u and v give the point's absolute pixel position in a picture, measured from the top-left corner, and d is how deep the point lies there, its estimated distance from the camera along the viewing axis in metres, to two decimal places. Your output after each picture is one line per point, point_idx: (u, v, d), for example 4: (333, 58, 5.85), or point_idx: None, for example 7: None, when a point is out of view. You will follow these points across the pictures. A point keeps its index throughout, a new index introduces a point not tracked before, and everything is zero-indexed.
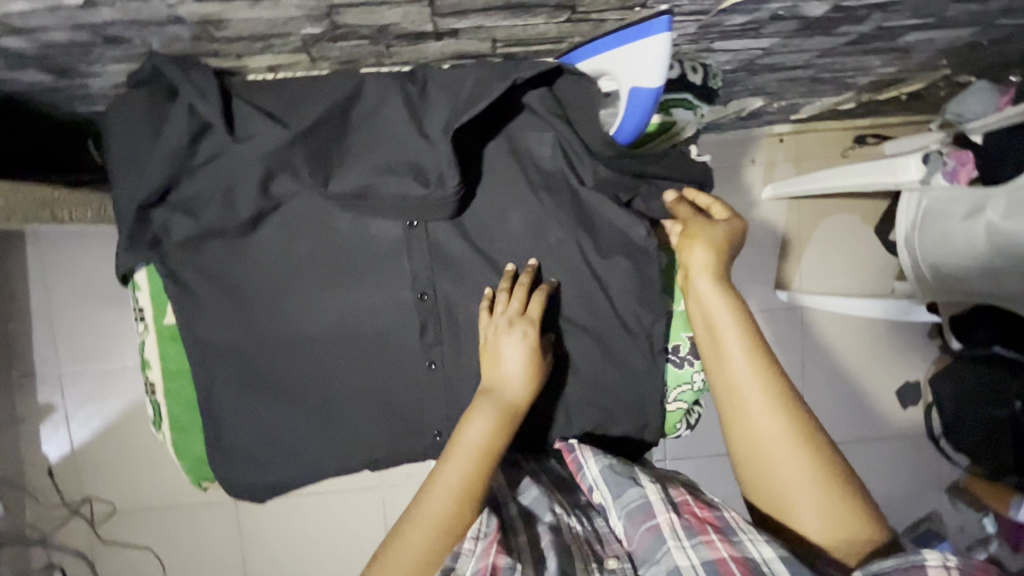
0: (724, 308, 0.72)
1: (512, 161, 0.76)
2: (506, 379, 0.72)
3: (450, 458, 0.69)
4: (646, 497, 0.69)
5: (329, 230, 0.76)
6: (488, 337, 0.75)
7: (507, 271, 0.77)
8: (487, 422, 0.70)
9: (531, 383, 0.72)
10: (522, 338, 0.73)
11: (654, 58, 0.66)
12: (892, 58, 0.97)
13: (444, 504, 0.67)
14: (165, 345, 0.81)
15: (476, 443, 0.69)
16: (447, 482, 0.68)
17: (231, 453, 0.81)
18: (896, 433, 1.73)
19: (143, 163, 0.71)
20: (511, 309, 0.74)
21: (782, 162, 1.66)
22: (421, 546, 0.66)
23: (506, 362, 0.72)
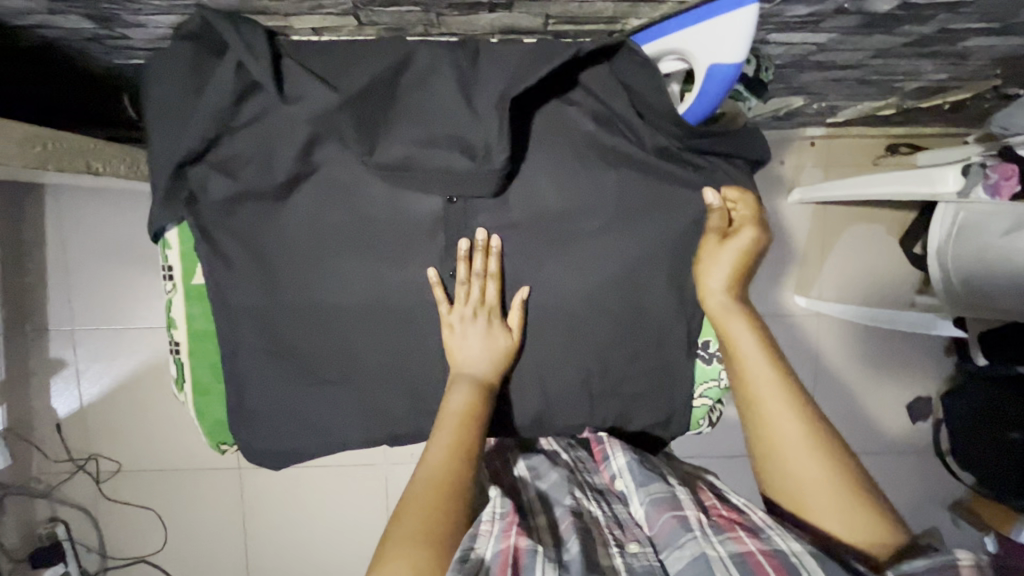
0: (744, 327, 0.72)
1: (555, 142, 0.74)
2: (474, 359, 0.75)
3: (440, 426, 0.70)
4: (673, 491, 0.70)
5: (364, 200, 0.75)
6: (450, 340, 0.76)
7: (461, 244, 0.75)
8: (467, 392, 0.73)
9: (500, 362, 0.76)
10: (485, 325, 0.76)
11: (737, 32, 0.64)
12: (946, 64, 0.94)
13: (440, 458, 0.67)
14: (193, 305, 0.79)
15: (456, 409, 0.71)
16: (439, 442, 0.68)
17: (252, 419, 0.80)
18: (901, 446, 1.74)
19: (185, 120, 0.69)
20: (465, 307, 0.76)
21: (811, 165, 1.64)
22: (423, 507, 0.62)
23: (471, 348, 0.75)
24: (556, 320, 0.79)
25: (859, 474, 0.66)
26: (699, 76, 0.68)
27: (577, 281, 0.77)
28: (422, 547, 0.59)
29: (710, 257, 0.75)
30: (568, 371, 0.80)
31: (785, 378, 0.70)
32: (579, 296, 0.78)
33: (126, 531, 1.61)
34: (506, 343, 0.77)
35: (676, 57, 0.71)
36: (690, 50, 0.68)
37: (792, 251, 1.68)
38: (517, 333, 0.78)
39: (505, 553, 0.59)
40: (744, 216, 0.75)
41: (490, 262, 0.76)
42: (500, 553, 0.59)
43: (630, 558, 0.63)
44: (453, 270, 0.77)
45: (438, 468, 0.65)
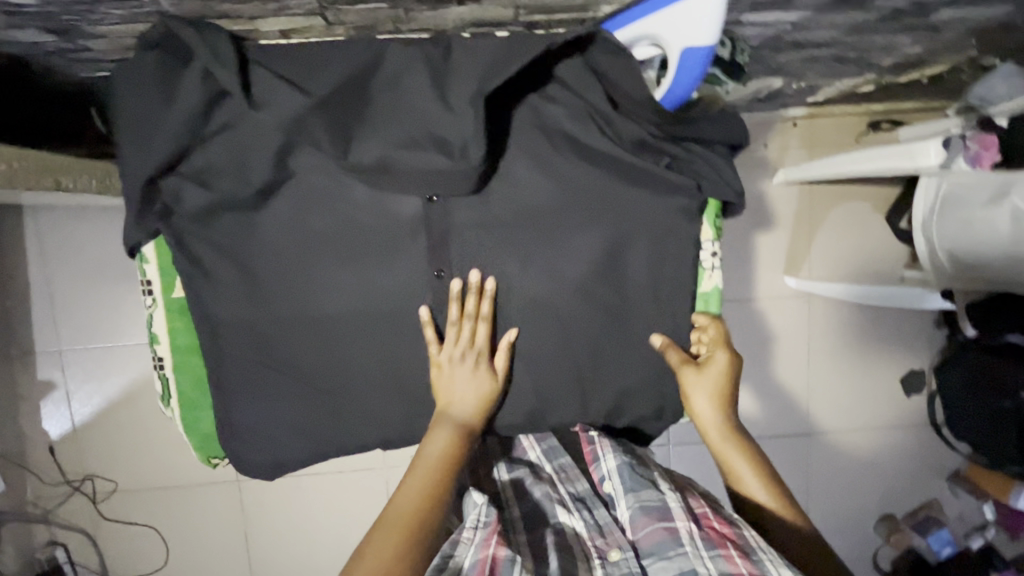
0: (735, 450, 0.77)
1: (534, 134, 0.73)
2: (460, 399, 0.76)
3: (414, 471, 0.73)
4: (665, 501, 0.71)
5: (343, 203, 0.73)
6: (439, 380, 0.77)
7: (454, 282, 0.75)
8: (446, 439, 0.75)
9: (483, 406, 0.77)
10: (472, 367, 0.76)
11: (706, 12, 0.63)
12: (922, 37, 0.94)
13: (409, 504, 0.70)
14: (175, 318, 0.78)
15: (434, 455, 0.74)
16: (410, 487, 0.72)
17: (243, 431, 0.79)
18: (896, 419, 1.76)
19: (154, 131, 0.68)
20: (453, 349, 0.76)
21: (795, 146, 1.64)
22: (385, 551, 0.65)
23: (459, 389, 0.76)
24: (544, 314, 0.78)
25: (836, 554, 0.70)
26: (672, 62, 0.67)
27: (564, 275, 0.77)
28: None
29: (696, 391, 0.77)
30: (560, 365, 0.80)
31: (778, 495, 0.74)
32: (568, 290, 0.77)
33: (127, 550, 1.59)
34: (491, 385, 0.77)
35: (648, 43, 0.70)
36: (661, 35, 0.67)
37: (780, 232, 1.68)
38: (501, 376, 0.78)
39: (483, 562, 0.63)
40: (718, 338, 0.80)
41: (483, 304, 0.76)
42: (478, 562, 0.63)
43: (612, 568, 0.66)
44: (440, 271, 0.76)
45: (401, 517, 0.69)
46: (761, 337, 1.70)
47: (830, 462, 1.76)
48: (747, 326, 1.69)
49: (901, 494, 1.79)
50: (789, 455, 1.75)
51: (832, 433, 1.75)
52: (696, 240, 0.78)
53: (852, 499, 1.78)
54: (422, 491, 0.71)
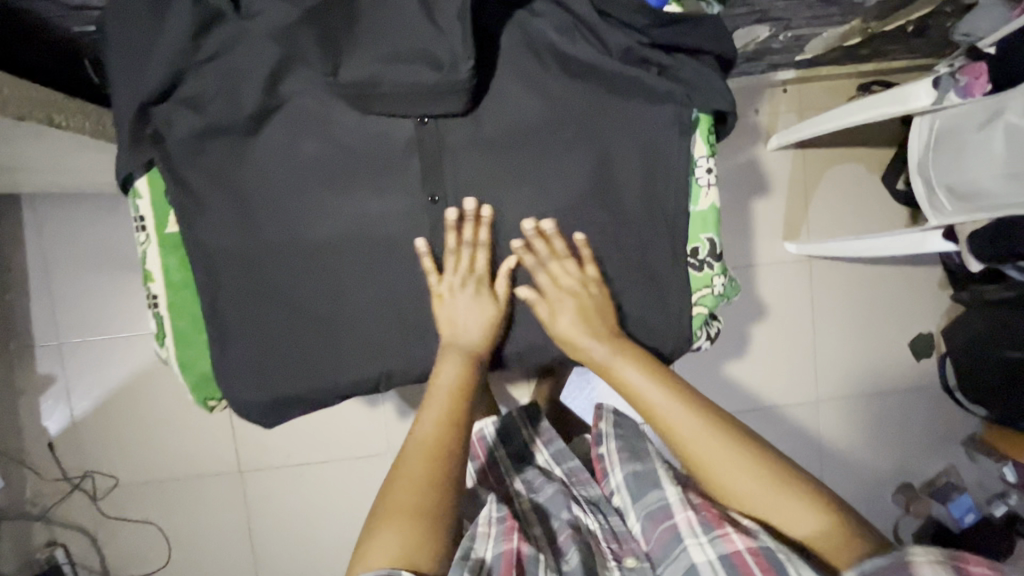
0: (628, 365, 0.76)
1: (524, 49, 0.73)
2: (463, 330, 0.77)
3: (431, 400, 0.77)
4: (666, 498, 0.79)
5: (334, 128, 0.74)
6: (440, 311, 0.77)
7: (450, 211, 0.75)
8: (456, 367, 0.77)
9: (489, 331, 0.79)
10: (473, 293, 0.77)
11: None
12: None
13: (434, 435, 0.75)
14: (168, 254, 0.77)
15: (449, 384, 0.77)
16: (430, 419, 0.76)
17: (239, 366, 0.77)
18: (907, 384, 1.73)
19: (145, 58, 0.68)
20: (453, 276, 0.77)
21: (786, 111, 1.66)
22: (415, 479, 0.71)
23: (462, 319, 0.77)
24: (541, 236, 0.77)
25: (783, 467, 0.72)
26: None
27: (558, 194, 0.76)
28: (414, 518, 0.68)
29: (565, 323, 0.77)
30: (558, 289, 0.78)
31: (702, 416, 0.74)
32: (563, 209, 0.77)
33: (128, 549, 1.56)
34: (494, 311, 0.78)
35: None
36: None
37: (777, 198, 1.68)
38: (503, 301, 0.79)
39: (508, 555, 0.70)
40: (568, 279, 0.77)
41: (481, 230, 0.76)
42: (503, 553, 0.70)
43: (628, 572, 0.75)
44: (433, 193, 0.76)
45: (430, 448, 0.74)
46: (764, 305, 1.68)
47: (844, 431, 1.73)
48: (748, 294, 1.68)
49: (918, 461, 1.75)
50: (801, 426, 1.71)
51: (843, 401, 1.72)
52: (689, 156, 0.77)
53: (870, 468, 1.74)
54: (439, 416, 0.76)
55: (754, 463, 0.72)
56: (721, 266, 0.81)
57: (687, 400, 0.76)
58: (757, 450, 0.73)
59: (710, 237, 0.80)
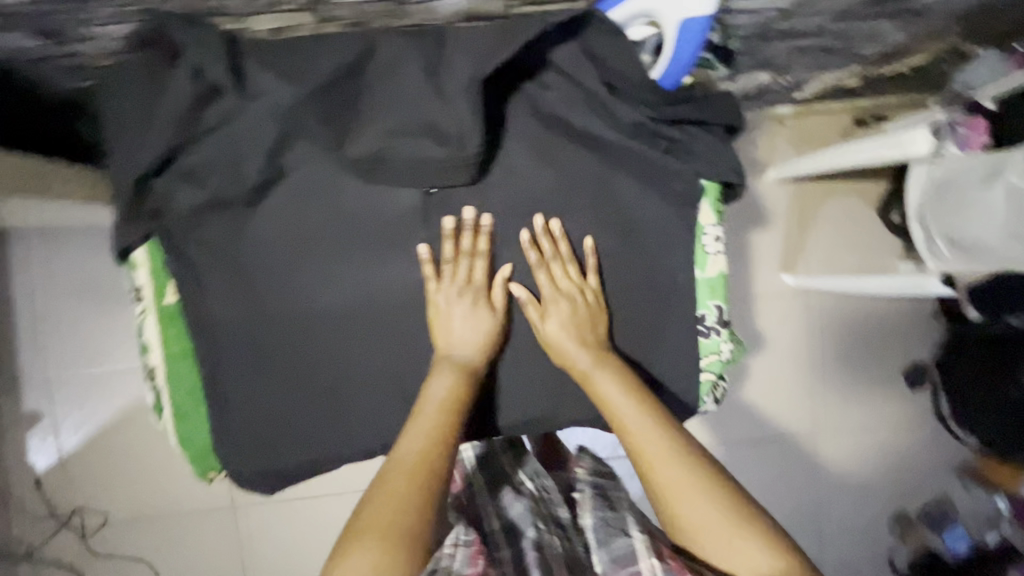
0: (608, 377, 0.70)
1: (533, 120, 0.72)
2: (460, 341, 0.72)
3: (419, 414, 0.68)
4: (633, 543, 0.68)
5: (338, 198, 0.72)
6: (437, 316, 0.73)
7: (445, 222, 0.73)
8: (450, 380, 0.70)
9: (486, 344, 0.74)
10: (470, 305, 0.73)
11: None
12: (904, 23, 0.95)
13: (419, 449, 0.65)
14: (167, 325, 0.74)
15: (439, 398, 0.69)
16: (416, 429, 0.67)
17: (239, 439, 0.76)
18: (902, 413, 1.75)
19: (145, 131, 0.67)
20: (447, 284, 0.73)
21: (783, 144, 1.67)
22: (392, 499, 0.61)
23: (458, 330, 0.72)
24: (548, 306, 0.76)
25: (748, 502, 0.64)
26: (670, 39, 0.66)
27: (565, 262, 0.75)
28: (381, 545, 0.57)
29: (553, 331, 0.72)
30: (565, 359, 0.77)
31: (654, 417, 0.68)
32: (570, 277, 0.75)
33: None
34: (493, 322, 0.74)
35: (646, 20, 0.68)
36: (658, 11, 0.65)
37: (774, 229, 1.69)
38: (501, 313, 0.75)
39: None
40: (566, 284, 0.74)
41: (480, 241, 0.73)
42: None
43: None
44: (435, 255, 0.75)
45: (414, 463, 0.63)
46: (762, 336, 1.69)
47: (841, 460, 1.73)
48: (746, 325, 1.68)
49: (914, 488, 1.75)
50: (798, 455, 1.71)
51: (839, 432, 1.73)
52: (695, 225, 0.76)
53: (866, 497, 1.74)
54: (428, 430, 0.66)
55: (710, 498, 0.63)
56: (728, 332, 0.80)
57: (643, 397, 0.70)
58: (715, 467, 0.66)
59: (718, 304, 0.80)
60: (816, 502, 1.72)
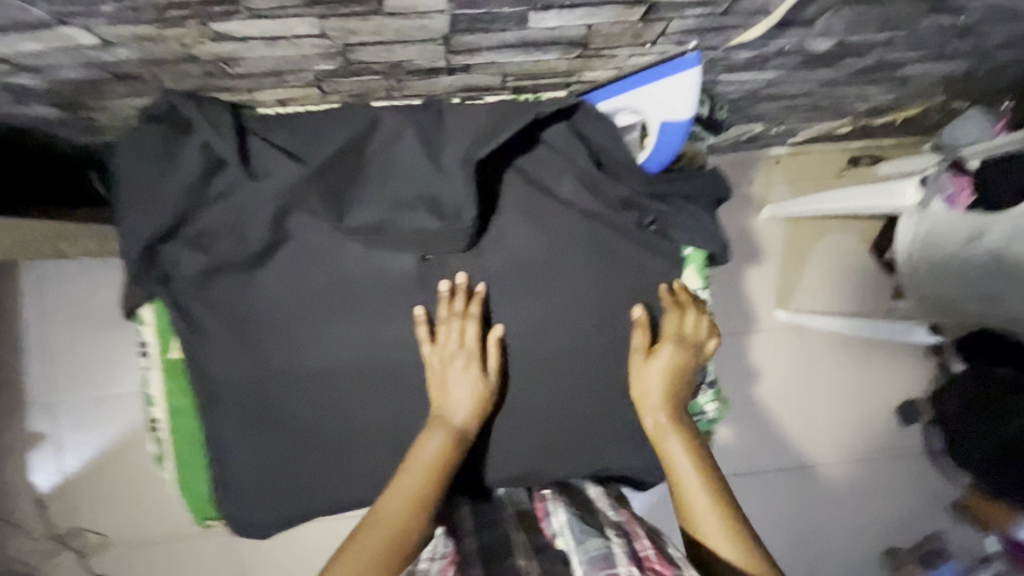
0: (677, 444, 0.70)
1: (526, 189, 0.75)
2: (453, 404, 0.73)
3: (404, 472, 0.69)
4: (609, 546, 0.64)
5: (336, 262, 0.75)
6: (439, 380, 0.74)
7: (441, 286, 0.75)
8: (441, 444, 0.70)
9: (480, 408, 0.74)
10: (464, 369, 0.74)
11: (687, 86, 0.70)
12: (891, 88, 0.98)
13: (397, 515, 0.65)
14: (171, 380, 0.78)
15: (425, 459, 0.69)
16: (402, 492, 0.67)
17: (238, 490, 0.78)
18: (895, 450, 1.75)
19: (155, 199, 0.70)
20: (453, 344, 0.74)
21: (778, 181, 1.68)
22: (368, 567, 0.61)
23: (452, 393, 0.73)
24: (538, 367, 0.79)
25: None
26: (654, 132, 0.74)
27: (556, 323, 0.78)
28: None
29: (641, 379, 0.75)
30: (556, 419, 0.79)
31: (710, 482, 0.67)
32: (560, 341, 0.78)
33: None
34: (482, 387, 0.74)
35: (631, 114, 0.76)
36: (645, 110, 0.74)
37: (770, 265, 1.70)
38: (493, 377, 0.75)
39: None
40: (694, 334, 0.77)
41: (472, 304, 0.75)
42: None
43: None
44: (432, 316, 0.77)
45: (392, 529, 0.64)
46: (755, 370, 1.70)
47: (833, 495, 1.74)
48: (740, 359, 1.70)
49: (906, 525, 1.75)
50: (791, 490, 1.72)
51: (832, 467, 1.73)
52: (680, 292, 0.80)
53: (859, 533, 1.74)
54: (408, 496, 0.66)
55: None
56: (711, 393, 0.83)
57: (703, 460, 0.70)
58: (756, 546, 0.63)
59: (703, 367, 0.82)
60: (809, 537, 1.72)
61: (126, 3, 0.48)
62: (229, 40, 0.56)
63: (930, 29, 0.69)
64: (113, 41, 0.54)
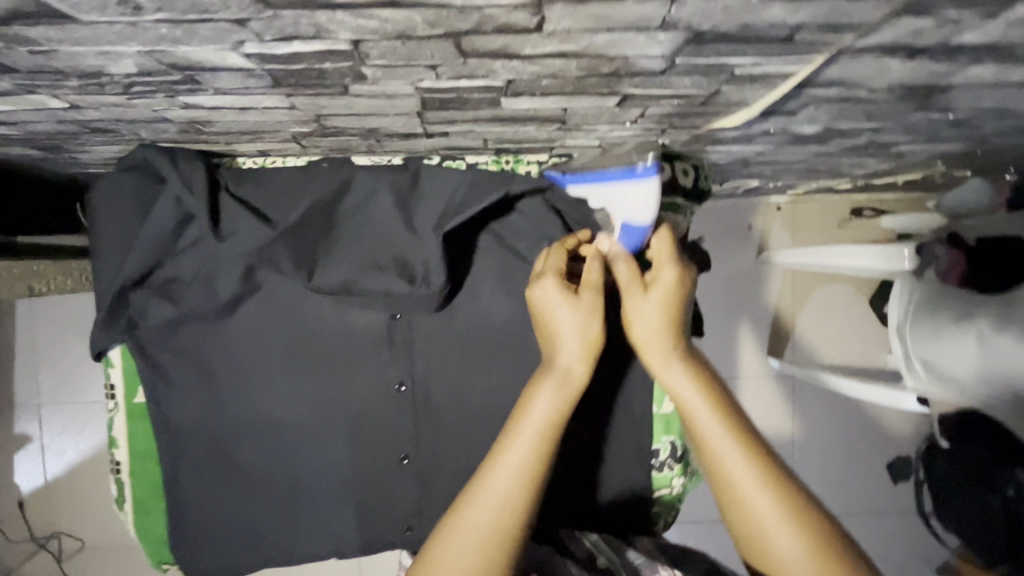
0: (687, 382, 0.60)
1: (501, 254, 0.75)
2: (564, 350, 0.60)
3: (487, 469, 0.58)
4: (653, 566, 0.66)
5: (303, 317, 0.75)
6: (543, 302, 0.61)
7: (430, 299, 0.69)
8: (555, 399, 0.58)
9: (592, 348, 0.60)
10: (575, 298, 0.60)
11: (647, 194, 0.63)
12: (888, 159, 0.96)
13: (508, 494, 0.56)
14: (135, 424, 0.78)
15: (538, 425, 0.58)
16: (509, 467, 0.57)
17: (197, 536, 0.78)
18: (885, 507, 1.71)
19: (128, 247, 0.70)
20: (560, 262, 0.63)
21: (778, 230, 1.59)
22: None
23: (562, 331, 0.60)
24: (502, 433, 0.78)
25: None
26: (614, 234, 0.67)
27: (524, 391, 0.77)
28: None
29: (635, 311, 0.61)
30: None
31: (760, 464, 0.58)
32: None
33: None
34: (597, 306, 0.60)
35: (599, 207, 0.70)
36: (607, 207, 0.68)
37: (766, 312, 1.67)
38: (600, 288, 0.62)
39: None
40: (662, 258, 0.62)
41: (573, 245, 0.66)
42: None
43: None
44: (401, 377, 0.76)
45: (502, 512, 0.56)
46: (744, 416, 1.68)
47: None
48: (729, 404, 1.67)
49: None
50: None
51: None
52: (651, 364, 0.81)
53: None
54: (519, 478, 0.57)
55: None
56: (680, 467, 0.84)
57: (747, 433, 0.59)
58: (829, 528, 0.56)
59: (672, 440, 0.83)
60: None
61: (90, 82, 0.47)
62: (200, 108, 0.56)
63: (920, 120, 0.67)
64: (83, 105, 0.54)
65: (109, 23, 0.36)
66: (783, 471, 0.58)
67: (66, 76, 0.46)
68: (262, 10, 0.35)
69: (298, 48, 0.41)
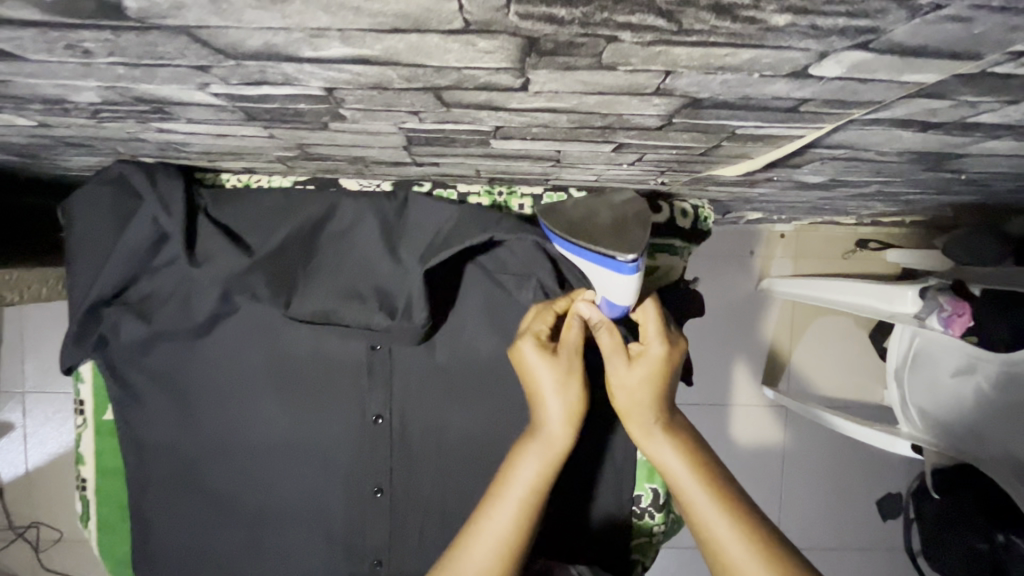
0: (668, 445, 0.59)
1: (488, 288, 0.73)
2: (546, 416, 0.58)
3: (466, 534, 0.56)
4: None
5: (279, 339, 0.72)
6: (524, 362, 0.59)
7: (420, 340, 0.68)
8: (539, 463, 0.57)
9: (572, 416, 0.58)
10: (552, 364, 0.58)
11: (626, 285, 0.56)
12: (896, 204, 0.93)
13: (485, 563, 0.54)
14: (103, 441, 0.77)
15: (519, 493, 0.56)
16: (490, 534, 0.55)
17: (160, 558, 0.76)
18: (873, 544, 1.68)
19: (101, 263, 0.68)
20: (542, 323, 0.61)
21: (780, 258, 1.54)
22: None
23: (542, 397, 0.58)
24: (481, 471, 0.75)
25: None
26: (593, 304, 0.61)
27: (504, 431, 0.74)
28: None
29: (619, 381, 0.60)
30: None
31: (749, 529, 0.55)
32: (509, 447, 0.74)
33: None
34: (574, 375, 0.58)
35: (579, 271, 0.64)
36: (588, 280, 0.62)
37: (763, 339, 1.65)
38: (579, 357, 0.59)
39: None
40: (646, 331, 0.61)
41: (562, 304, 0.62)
42: None
43: None
44: (377, 410, 0.74)
45: None
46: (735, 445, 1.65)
47: None
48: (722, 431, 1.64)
49: None
50: None
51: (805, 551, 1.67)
52: None
53: None
54: (497, 547, 0.55)
55: None
56: (662, 516, 0.81)
57: (734, 497, 0.57)
58: None
59: (655, 486, 0.81)
60: None
61: (54, 107, 0.45)
62: (174, 132, 0.53)
63: (929, 178, 0.64)
64: (52, 123, 0.52)
65: (61, 62, 0.34)
66: (775, 538, 0.55)
67: (29, 101, 0.43)
68: (223, 60, 0.32)
69: (269, 91, 0.38)
